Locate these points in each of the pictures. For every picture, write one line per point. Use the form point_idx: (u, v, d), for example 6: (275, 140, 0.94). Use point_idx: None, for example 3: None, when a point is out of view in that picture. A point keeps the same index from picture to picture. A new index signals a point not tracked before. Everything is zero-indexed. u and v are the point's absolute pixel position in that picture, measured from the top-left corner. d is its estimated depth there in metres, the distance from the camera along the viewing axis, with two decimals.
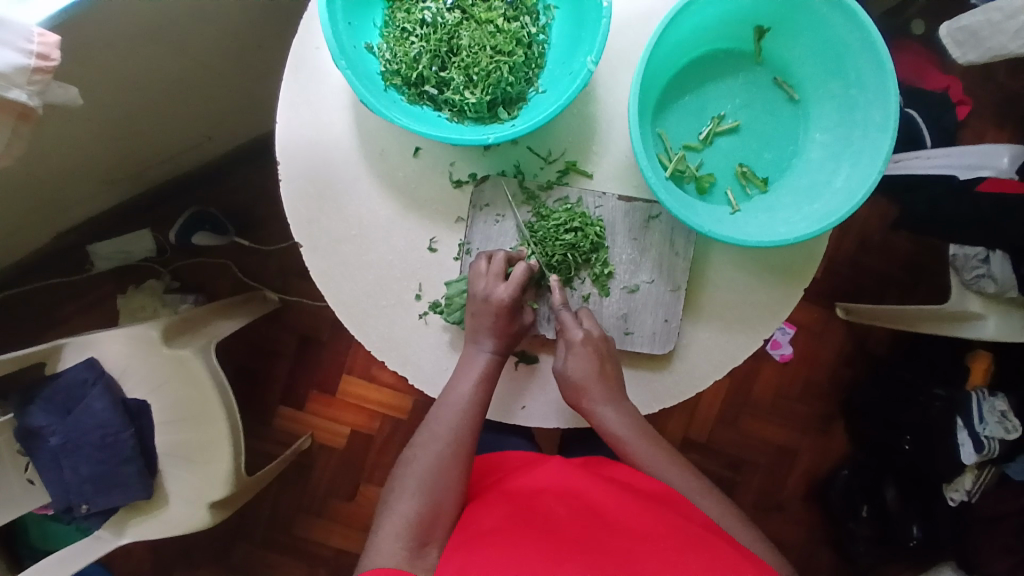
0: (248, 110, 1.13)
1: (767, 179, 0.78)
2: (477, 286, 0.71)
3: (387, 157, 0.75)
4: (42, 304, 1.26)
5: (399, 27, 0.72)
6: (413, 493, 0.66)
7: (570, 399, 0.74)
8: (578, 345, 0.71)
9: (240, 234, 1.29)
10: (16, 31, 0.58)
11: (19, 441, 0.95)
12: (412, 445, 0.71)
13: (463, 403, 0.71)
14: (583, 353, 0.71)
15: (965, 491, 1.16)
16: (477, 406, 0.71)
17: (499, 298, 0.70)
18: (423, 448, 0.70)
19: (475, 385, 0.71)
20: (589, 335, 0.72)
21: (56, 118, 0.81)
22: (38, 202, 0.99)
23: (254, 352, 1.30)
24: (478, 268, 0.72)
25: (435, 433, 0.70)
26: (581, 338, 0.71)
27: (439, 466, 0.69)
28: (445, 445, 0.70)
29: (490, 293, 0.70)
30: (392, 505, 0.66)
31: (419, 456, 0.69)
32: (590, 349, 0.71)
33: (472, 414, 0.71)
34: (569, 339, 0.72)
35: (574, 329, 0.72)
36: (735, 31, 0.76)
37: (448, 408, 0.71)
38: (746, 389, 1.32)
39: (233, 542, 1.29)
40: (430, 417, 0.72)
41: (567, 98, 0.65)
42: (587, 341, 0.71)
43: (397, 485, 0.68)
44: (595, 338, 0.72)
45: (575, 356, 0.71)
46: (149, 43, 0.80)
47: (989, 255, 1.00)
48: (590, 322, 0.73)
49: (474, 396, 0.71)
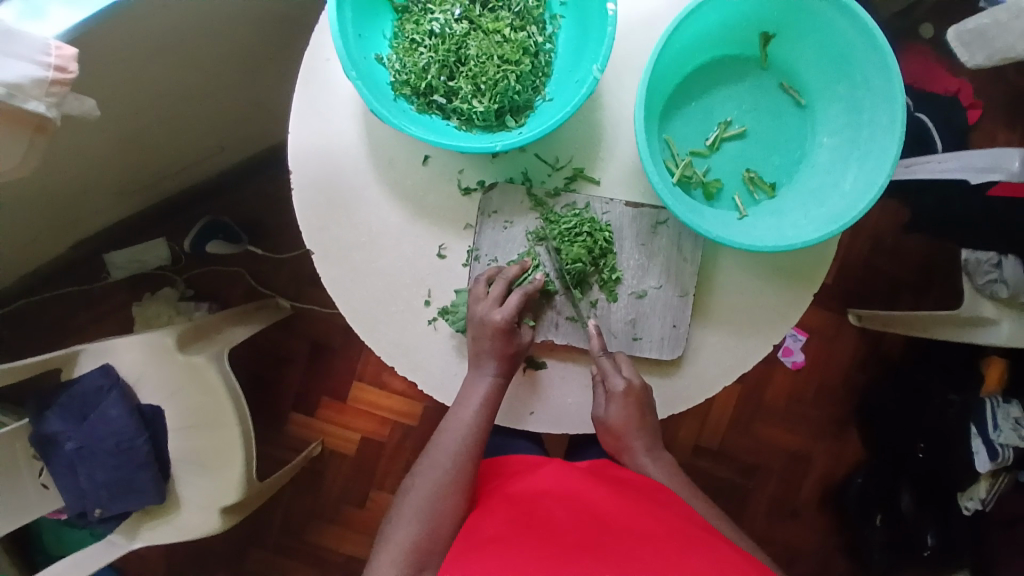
0: (261, 119, 1.14)
1: (775, 184, 0.78)
2: (475, 310, 0.72)
3: (396, 165, 0.76)
4: (59, 312, 1.28)
5: (408, 38, 0.73)
6: (410, 519, 0.67)
7: (610, 443, 0.76)
8: (619, 395, 0.73)
9: (253, 242, 1.30)
10: (34, 45, 0.59)
11: (35, 447, 0.97)
12: (412, 472, 0.71)
13: (465, 430, 0.71)
14: (625, 403, 0.73)
15: (979, 500, 1.14)
16: (480, 433, 0.72)
17: (493, 321, 0.70)
18: (421, 476, 0.70)
19: (478, 412, 0.72)
20: (631, 385, 0.73)
21: (74, 129, 0.82)
22: (55, 211, 1.01)
23: (267, 358, 1.31)
24: (477, 293, 0.72)
25: (434, 460, 0.71)
26: (623, 387, 0.73)
27: (438, 492, 0.69)
28: (443, 472, 0.70)
29: (485, 316, 0.71)
30: (391, 533, 0.66)
31: (416, 484, 0.69)
32: (630, 399, 0.73)
33: (474, 441, 0.71)
34: (610, 388, 0.73)
35: (616, 378, 0.73)
36: (740, 37, 0.77)
37: (450, 435, 0.71)
38: (757, 395, 1.31)
39: (246, 548, 1.30)
40: (431, 444, 0.72)
41: (573, 106, 0.66)
42: (628, 391, 0.73)
43: (395, 512, 0.69)
44: (636, 388, 0.73)
45: (616, 405, 0.73)
46: (164, 56, 0.81)
47: (1001, 260, 1.02)
48: (629, 370, 0.74)
49: (476, 423, 0.71)
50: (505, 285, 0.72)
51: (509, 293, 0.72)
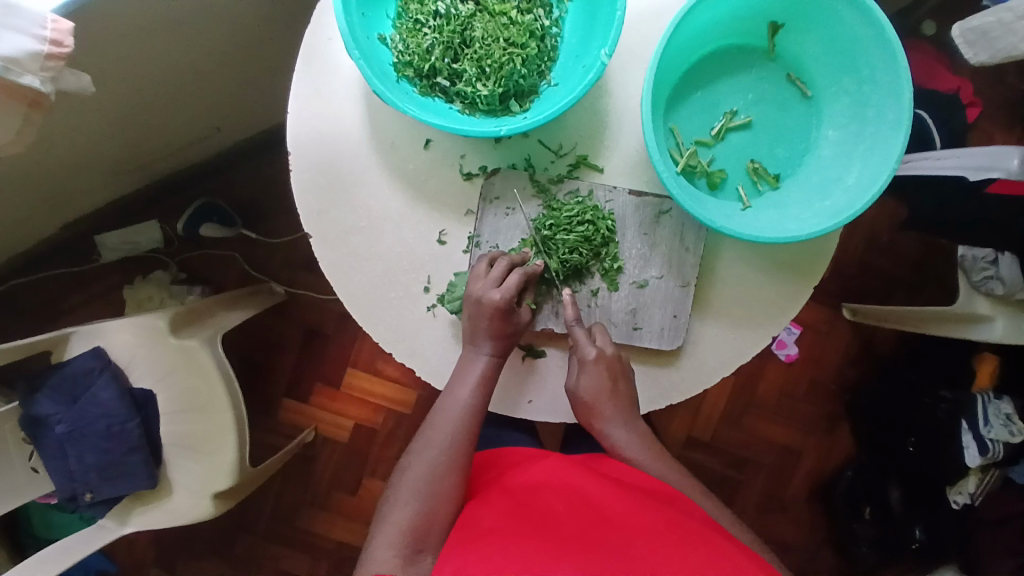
0: (258, 101, 1.13)
1: (779, 176, 0.78)
2: (474, 288, 0.71)
3: (398, 149, 0.75)
4: (49, 293, 1.26)
5: (412, 18, 0.72)
6: (407, 500, 0.66)
7: (582, 414, 0.75)
8: (591, 363, 0.71)
9: (248, 226, 1.29)
10: (30, 18, 0.58)
11: (24, 429, 0.95)
12: (407, 454, 0.71)
13: (461, 409, 0.71)
14: (596, 370, 0.72)
15: (968, 494, 1.15)
16: (476, 413, 0.71)
17: (492, 301, 0.70)
18: (417, 456, 0.70)
19: (473, 391, 0.71)
20: (602, 353, 0.72)
21: (67, 105, 0.81)
22: (47, 190, 0.99)
23: (260, 344, 1.30)
24: (477, 271, 0.72)
25: (430, 440, 0.70)
26: (594, 356, 0.72)
27: (434, 473, 0.68)
28: (439, 452, 0.69)
29: (482, 295, 0.70)
30: (387, 514, 0.66)
31: (413, 464, 0.69)
32: (601, 367, 0.72)
33: (470, 421, 0.71)
34: (581, 357, 0.72)
35: (587, 347, 0.72)
36: (749, 26, 0.76)
37: (446, 416, 0.71)
38: (751, 388, 1.32)
39: (236, 534, 1.30)
40: (427, 425, 0.72)
41: (579, 91, 0.65)
42: (599, 358, 0.72)
43: (391, 494, 0.68)
44: (607, 355, 0.72)
45: (588, 372, 0.72)
46: (162, 33, 0.80)
47: (998, 257, 1.01)
48: (603, 339, 0.73)
49: (472, 402, 0.71)
50: (507, 264, 0.71)
51: (509, 272, 0.71)
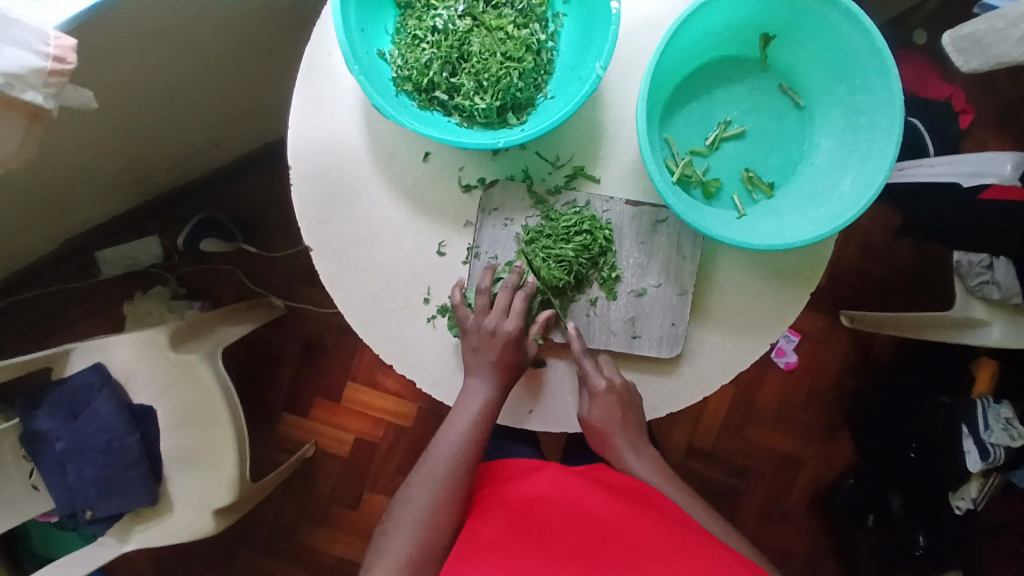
0: (256, 116, 1.13)
1: (774, 184, 0.78)
2: (484, 321, 0.72)
3: (397, 162, 0.76)
4: (48, 310, 1.26)
5: (410, 34, 0.73)
6: (405, 532, 0.67)
7: (599, 445, 0.77)
8: (601, 394, 0.74)
9: (246, 240, 1.29)
10: (32, 35, 0.58)
11: (23, 446, 0.96)
12: (408, 483, 0.71)
13: (460, 440, 0.71)
14: (607, 401, 0.74)
15: (971, 500, 1.13)
16: (476, 441, 0.72)
17: (505, 332, 0.72)
18: (418, 487, 0.70)
19: (473, 420, 0.72)
20: (612, 384, 0.74)
21: (67, 121, 0.81)
22: (45, 206, 0.99)
23: (261, 358, 1.30)
24: (480, 305, 0.73)
25: (432, 471, 0.71)
26: (605, 387, 0.74)
27: (434, 506, 0.69)
28: (439, 484, 0.70)
29: (496, 327, 0.72)
30: (386, 545, 0.67)
31: (413, 496, 0.69)
32: (611, 399, 0.74)
33: (470, 450, 0.72)
34: (592, 389, 0.74)
35: (596, 378, 0.74)
36: (742, 37, 0.77)
37: (446, 445, 0.71)
38: (751, 396, 1.32)
39: (237, 550, 1.29)
40: (428, 453, 0.72)
41: (575, 103, 0.66)
42: (610, 390, 0.74)
43: (390, 524, 0.69)
44: (618, 387, 0.74)
45: (598, 404, 0.74)
46: (162, 48, 0.80)
47: (993, 261, 1.00)
48: (611, 371, 0.75)
49: (471, 432, 0.71)
50: (509, 290, 0.73)
51: (514, 297, 0.73)
